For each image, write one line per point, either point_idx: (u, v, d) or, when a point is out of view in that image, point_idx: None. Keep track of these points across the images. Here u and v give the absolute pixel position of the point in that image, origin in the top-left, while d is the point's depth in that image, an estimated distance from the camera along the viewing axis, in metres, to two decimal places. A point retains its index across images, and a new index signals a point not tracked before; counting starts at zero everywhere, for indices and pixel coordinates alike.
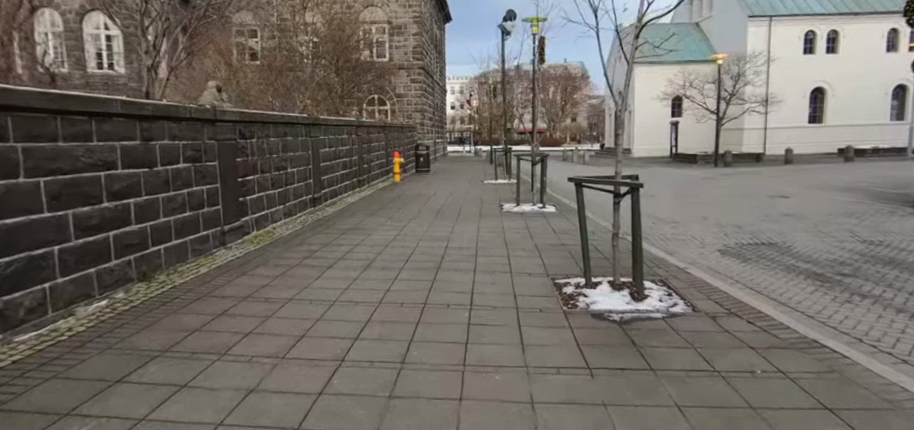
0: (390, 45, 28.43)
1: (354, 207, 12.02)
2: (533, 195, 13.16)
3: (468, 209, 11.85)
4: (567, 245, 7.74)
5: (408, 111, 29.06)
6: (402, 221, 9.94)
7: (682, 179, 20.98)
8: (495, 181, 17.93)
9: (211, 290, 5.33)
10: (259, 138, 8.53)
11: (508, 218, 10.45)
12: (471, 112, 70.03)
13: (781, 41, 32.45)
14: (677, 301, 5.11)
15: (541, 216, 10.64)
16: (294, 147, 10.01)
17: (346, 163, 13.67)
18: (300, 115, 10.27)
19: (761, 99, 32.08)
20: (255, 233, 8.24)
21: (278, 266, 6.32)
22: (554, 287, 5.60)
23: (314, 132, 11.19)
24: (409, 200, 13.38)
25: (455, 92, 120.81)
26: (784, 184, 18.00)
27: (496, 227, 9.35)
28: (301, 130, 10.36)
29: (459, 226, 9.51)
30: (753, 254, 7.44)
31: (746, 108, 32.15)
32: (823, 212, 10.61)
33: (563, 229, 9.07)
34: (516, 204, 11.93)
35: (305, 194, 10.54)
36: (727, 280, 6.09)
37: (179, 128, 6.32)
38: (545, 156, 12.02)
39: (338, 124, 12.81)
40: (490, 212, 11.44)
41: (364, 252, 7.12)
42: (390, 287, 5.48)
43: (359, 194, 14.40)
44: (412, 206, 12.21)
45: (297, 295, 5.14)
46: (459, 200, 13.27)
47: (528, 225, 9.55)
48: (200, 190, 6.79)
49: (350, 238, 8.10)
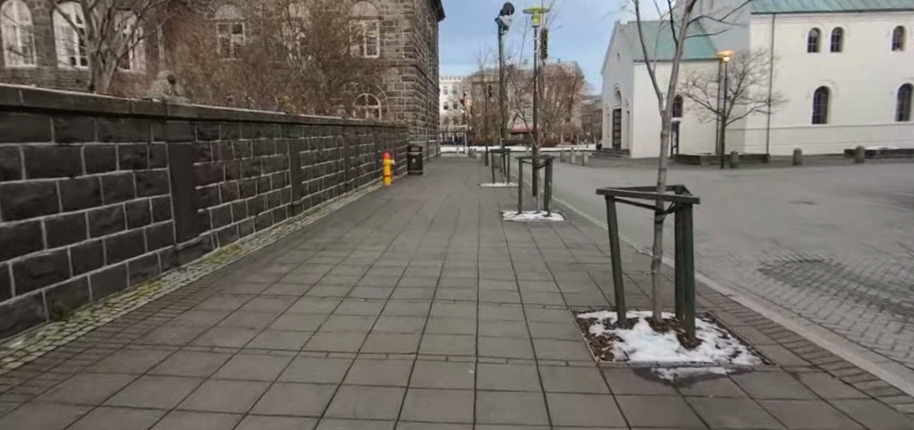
0: (382, 41, 27.27)
1: (338, 215, 10.88)
2: (537, 202, 12.07)
3: (466, 216, 10.73)
4: (582, 265, 6.62)
5: (400, 110, 27.90)
6: (392, 233, 8.80)
7: (688, 182, 19.99)
8: (493, 185, 16.80)
9: (144, 333, 4.16)
10: (225, 139, 7.36)
11: (510, 229, 9.35)
12: (465, 112, 68.90)
13: (785, 39, 31.55)
14: (740, 349, 3.99)
15: (547, 226, 9.55)
16: (269, 149, 8.85)
17: (331, 166, 12.53)
18: (276, 113, 9.11)
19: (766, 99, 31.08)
20: (219, 250, 7.07)
21: (237, 297, 5.16)
22: (578, 326, 4.47)
23: (293, 132, 10.01)
24: (400, 207, 12.24)
25: (448, 92, 119.72)
26: (799, 187, 17.04)
27: (499, 240, 8.23)
28: (277, 130, 9.20)
29: (457, 238, 8.40)
30: (802, 276, 6.35)
31: (750, 107, 31.09)
32: (860, 221, 9.60)
33: (575, 244, 7.96)
34: (518, 212, 10.82)
35: (282, 202, 9.39)
36: (785, 313, 4.99)
37: (114, 127, 5.15)
38: (550, 160, 10.92)
39: (321, 124, 11.65)
40: (491, 220, 10.35)
41: (345, 275, 5.98)
42: (372, 328, 4.34)
43: (346, 199, 13.26)
44: (403, 214, 11.06)
45: (251, 343, 3.99)
46: (455, 207, 12.14)
47: (534, 237, 8.44)
48: (145, 202, 5.62)
49: (330, 256, 6.97)
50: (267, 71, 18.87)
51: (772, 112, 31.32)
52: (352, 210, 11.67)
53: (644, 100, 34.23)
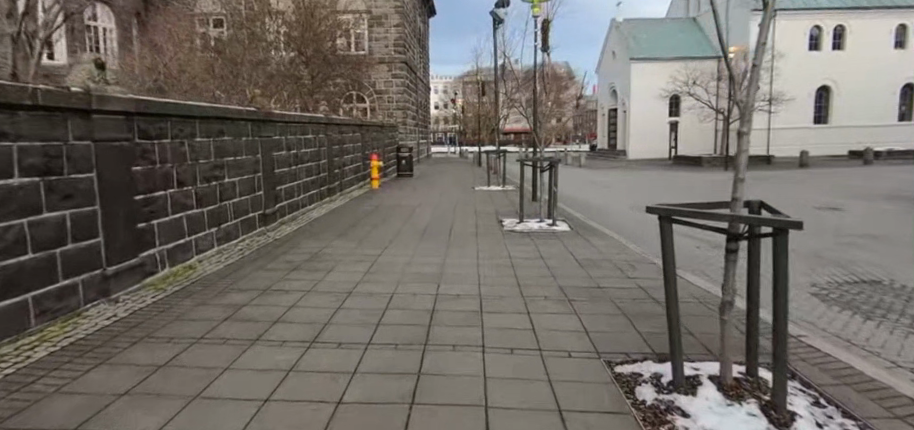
0: (370, 37, 26.07)
1: (318, 224, 9.70)
2: (538, 209, 10.93)
3: (461, 226, 9.55)
4: (605, 291, 5.49)
5: (389, 109, 26.74)
6: (378, 247, 7.66)
7: (693, 184, 19.00)
8: (488, 189, 15.64)
9: (22, 409, 2.96)
10: (177, 138, 6.18)
11: (512, 241, 8.20)
12: (456, 112, 67.73)
13: (786, 37, 30.76)
14: (851, 427, 2.87)
15: (554, 238, 8.41)
16: (234, 151, 7.66)
17: (311, 168, 11.35)
18: (244, 108, 7.93)
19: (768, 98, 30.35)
20: (167, 273, 5.87)
21: (171, 344, 3.97)
22: (619, 389, 3.34)
23: (266, 131, 8.83)
24: (386, 214, 11.07)
25: (438, 93, 118.57)
26: (813, 192, 16.09)
27: (501, 256, 7.09)
28: (245, 128, 8.02)
29: (454, 253, 7.27)
30: (869, 304, 5.29)
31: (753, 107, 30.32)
32: (904, 232, 8.60)
33: (589, 261, 6.83)
34: (519, 220, 9.73)
35: (251, 211, 8.20)
36: (876, 361, 3.90)
37: (10, 122, 3.95)
38: (556, 162, 9.77)
39: (300, 122, 10.47)
40: (491, 229, 9.24)
41: (317, 307, 4.85)
42: (344, 396, 3.17)
43: (328, 205, 12.08)
44: (390, 223, 9.90)
45: (168, 424, 2.82)
46: (448, 214, 10.98)
47: (541, 252, 7.30)
48: (61, 217, 4.42)
49: (303, 279, 5.83)
50: (245, 65, 17.52)
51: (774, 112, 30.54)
52: (334, 218, 10.50)
53: (640, 99, 33.34)
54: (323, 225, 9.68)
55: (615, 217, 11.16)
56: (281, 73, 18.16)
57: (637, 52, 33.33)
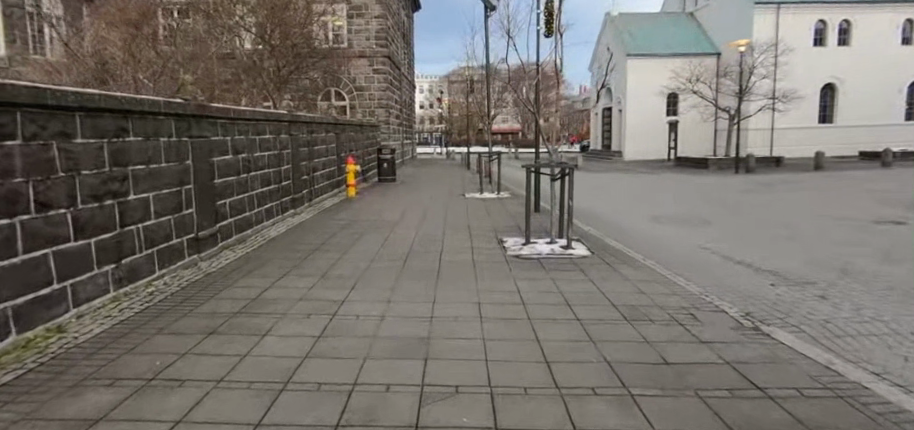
0: (349, 29, 24.08)
1: (273, 247, 7.70)
2: (545, 226, 9.02)
3: (452, 249, 7.59)
4: (677, 373, 3.62)
5: (370, 108, 24.65)
6: (344, 287, 5.68)
7: (705, 188, 17.22)
8: (481, 196, 13.75)
9: None
10: (33, 139, 4.12)
11: (521, 273, 6.26)
12: (442, 112, 65.56)
13: (791, 31, 29.29)
14: None
15: (572, 268, 6.50)
16: (148, 156, 5.63)
17: (270, 176, 9.38)
18: (162, 99, 5.89)
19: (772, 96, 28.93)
20: (9, 347, 3.81)
21: None
22: None
23: (201, 130, 6.82)
24: (360, 230, 9.07)
25: (424, 93, 116.15)
26: (845, 198, 14.43)
27: (510, 302, 5.14)
28: (166, 126, 6.01)
29: (446, 295, 5.37)
30: None
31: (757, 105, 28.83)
32: None
33: (632, 309, 4.92)
34: (524, 242, 7.85)
35: (176, 236, 6.18)
36: None
37: None
38: (570, 168, 7.84)
39: (252, 118, 8.43)
40: (490, 254, 7.34)
41: (218, 424, 2.89)
42: None
43: (293, 220, 10.12)
44: (363, 244, 7.91)
45: None
46: (436, 231, 9.02)
47: (563, 294, 5.37)
48: None
49: (221, 355, 3.84)
50: (209, 59, 15.88)
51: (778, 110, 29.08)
52: (296, 237, 8.49)
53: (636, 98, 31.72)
54: (279, 248, 7.69)
55: (637, 232, 9.35)
56: (247, 67, 16.73)
57: (633, 47, 31.69)
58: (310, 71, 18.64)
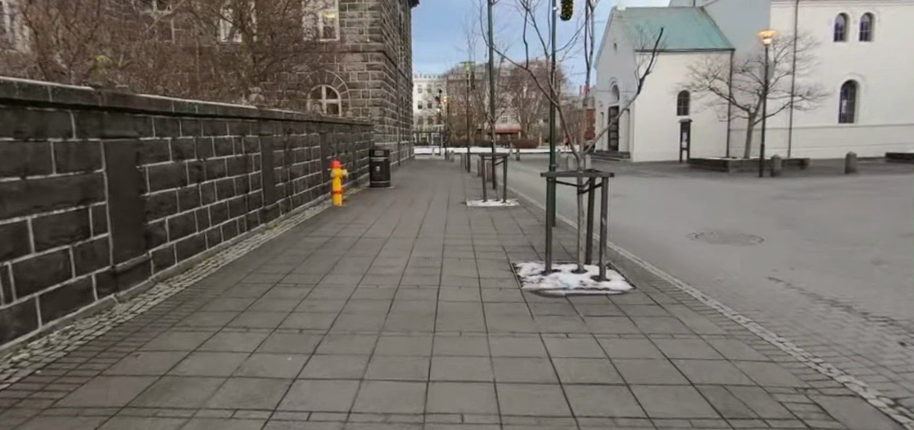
0: (341, 21, 22.44)
1: (225, 277, 6.03)
2: (569, 250, 7.35)
3: (453, 280, 5.94)
4: None
5: (364, 106, 22.99)
6: (301, 348, 4.01)
7: (729, 194, 15.61)
8: (485, 204, 12.12)
9: None
10: None
11: (547, 323, 4.57)
12: (441, 111, 63.86)
13: (811, 25, 27.66)
14: None
15: (613, 313, 4.84)
16: (22, 162, 3.96)
17: (231, 184, 7.69)
18: (50, 84, 4.22)
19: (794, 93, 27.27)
20: None
21: None
22: None
23: (123, 127, 5.15)
24: (342, 249, 7.42)
25: (422, 92, 114.44)
26: (894, 205, 12.87)
27: (541, 380, 3.46)
28: (60, 121, 4.35)
29: (448, 365, 3.71)
30: None
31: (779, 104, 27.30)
32: None
33: (729, 398, 3.25)
34: (544, 272, 6.17)
35: (77, 272, 4.51)
36: None
37: None
38: (603, 176, 6.13)
39: (203, 111, 6.76)
40: (503, 289, 5.66)
41: None
42: None
43: (261, 237, 8.43)
44: (341, 271, 6.24)
45: None
46: (433, 250, 7.37)
47: (614, 366, 3.70)
48: None
49: None
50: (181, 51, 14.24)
51: (798, 109, 27.52)
52: (257, 260, 6.81)
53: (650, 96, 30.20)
54: (232, 277, 6.02)
55: (678, 253, 7.68)
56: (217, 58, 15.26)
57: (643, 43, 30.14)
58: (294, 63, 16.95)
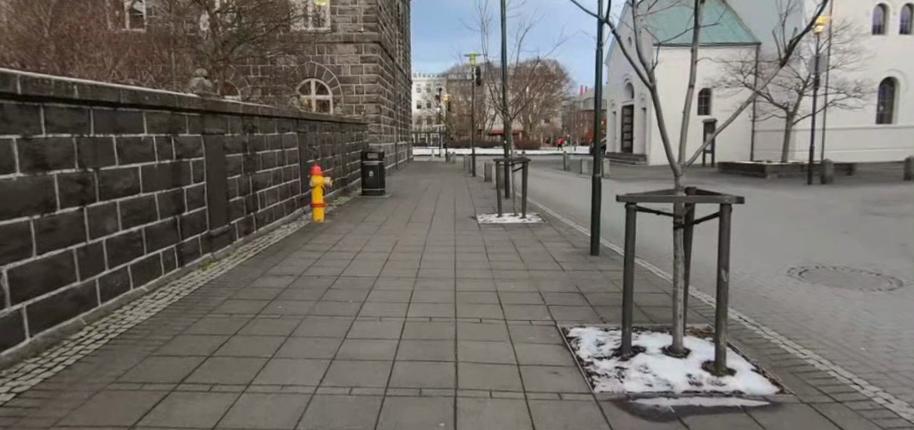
0: (331, 7, 20.12)
1: (103, 363, 3.62)
2: (640, 308, 5.01)
3: (475, 372, 3.59)
4: None
5: (357, 103, 20.59)
6: None
7: (785, 204, 13.41)
8: (502, 220, 9.86)
9: None
10: None
11: None
12: (442, 109, 61.81)
13: (852, 16, 25.44)
14: None
15: None
16: None
17: (147, 202, 5.31)
18: None
19: (838, 87, 24.86)
20: None
21: None
22: None
23: None
24: (308, 301, 5.08)
25: (421, 91, 112.36)
26: None
27: None
28: None
29: None
30: None
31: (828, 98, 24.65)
32: None
33: None
34: (621, 359, 3.83)
35: None
36: None
37: None
38: (726, 204, 3.65)
39: (90, 96, 4.43)
40: (561, 393, 3.34)
41: None
42: None
43: (199, 274, 6.04)
44: (298, 352, 3.87)
45: None
46: (441, 303, 5.02)
47: None
48: None
49: None
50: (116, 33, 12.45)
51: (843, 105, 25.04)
52: (174, 322, 4.42)
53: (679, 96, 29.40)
54: (115, 364, 3.61)
55: (793, 302, 5.35)
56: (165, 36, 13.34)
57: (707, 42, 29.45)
58: (264, 49, 14.74)
